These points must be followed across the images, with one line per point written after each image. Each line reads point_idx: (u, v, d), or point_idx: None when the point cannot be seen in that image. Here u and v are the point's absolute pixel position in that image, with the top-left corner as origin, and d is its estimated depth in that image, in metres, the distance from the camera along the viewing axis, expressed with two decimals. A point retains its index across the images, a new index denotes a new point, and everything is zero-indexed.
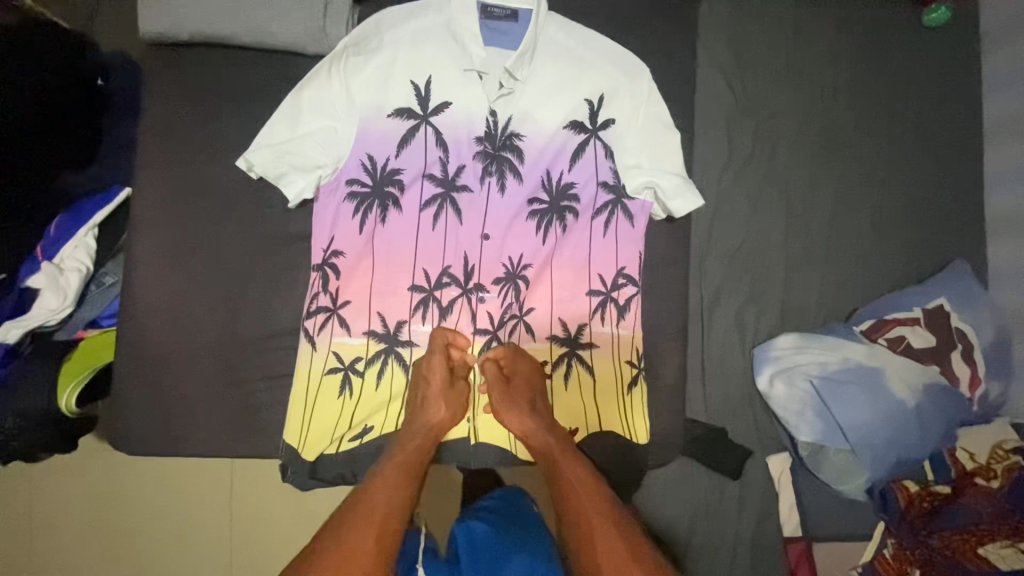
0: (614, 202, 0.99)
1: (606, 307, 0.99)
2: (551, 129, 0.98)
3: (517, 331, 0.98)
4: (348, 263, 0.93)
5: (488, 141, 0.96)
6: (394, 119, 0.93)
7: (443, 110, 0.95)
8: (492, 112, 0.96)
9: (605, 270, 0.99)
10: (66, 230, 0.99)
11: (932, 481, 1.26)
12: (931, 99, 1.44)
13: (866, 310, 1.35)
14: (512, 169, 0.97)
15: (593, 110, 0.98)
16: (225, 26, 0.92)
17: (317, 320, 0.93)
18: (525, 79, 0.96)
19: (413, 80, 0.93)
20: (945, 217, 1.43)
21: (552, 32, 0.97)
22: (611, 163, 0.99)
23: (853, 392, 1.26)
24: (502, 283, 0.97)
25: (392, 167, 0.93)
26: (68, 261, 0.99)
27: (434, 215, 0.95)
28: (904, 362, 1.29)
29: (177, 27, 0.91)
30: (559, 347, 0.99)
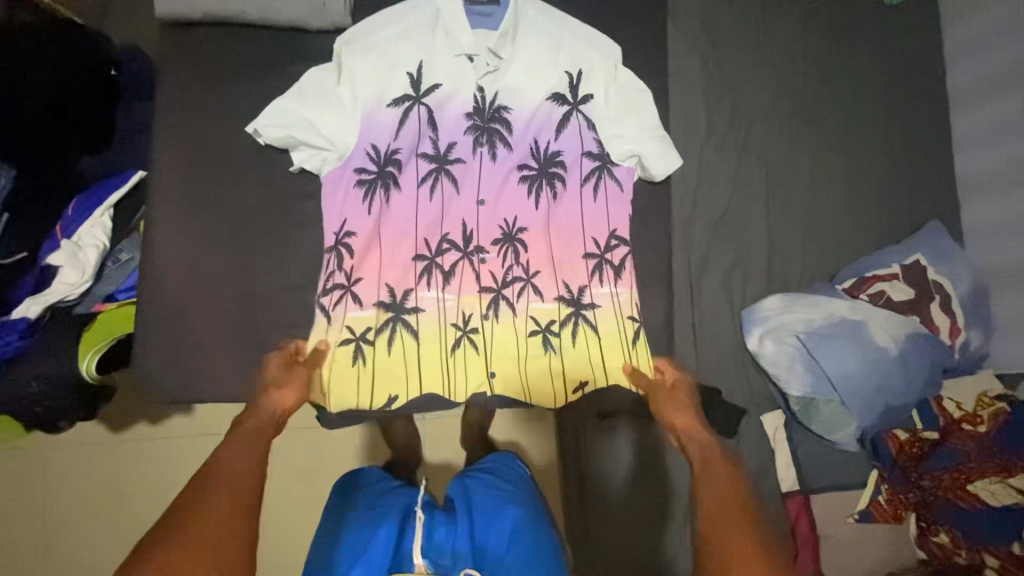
0: (600, 168, 1.05)
1: (603, 268, 1.04)
2: (535, 102, 1.05)
3: (525, 293, 1.03)
4: (361, 243, 0.99)
5: (477, 116, 1.04)
6: (392, 108, 1.00)
7: (435, 91, 1.02)
8: (479, 89, 1.04)
9: (598, 233, 1.04)
10: (84, 210, 1.06)
11: (920, 429, 1.32)
12: (899, 69, 1.52)
13: (847, 270, 1.42)
14: (502, 139, 1.04)
15: (573, 84, 1.05)
16: (234, 5, 0.99)
17: (333, 296, 0.99)
18: (508, 57, 1.04)
19: (407, 71, 1.01)
20: (919, 181, 1.51)
21: (531, 16, 1.04)
22: (593, 134, 1.06)
23: (838, 343, 1.32)
24: (500, 244, 1.03)
25: (391, 149, 1.00)
26: (86, 239, 1.06)
27: (432, 188, 1.02)
28: (882, 312, 1.34)
29: (190, 7, 0.99)
30: (565, 307, 1.03)
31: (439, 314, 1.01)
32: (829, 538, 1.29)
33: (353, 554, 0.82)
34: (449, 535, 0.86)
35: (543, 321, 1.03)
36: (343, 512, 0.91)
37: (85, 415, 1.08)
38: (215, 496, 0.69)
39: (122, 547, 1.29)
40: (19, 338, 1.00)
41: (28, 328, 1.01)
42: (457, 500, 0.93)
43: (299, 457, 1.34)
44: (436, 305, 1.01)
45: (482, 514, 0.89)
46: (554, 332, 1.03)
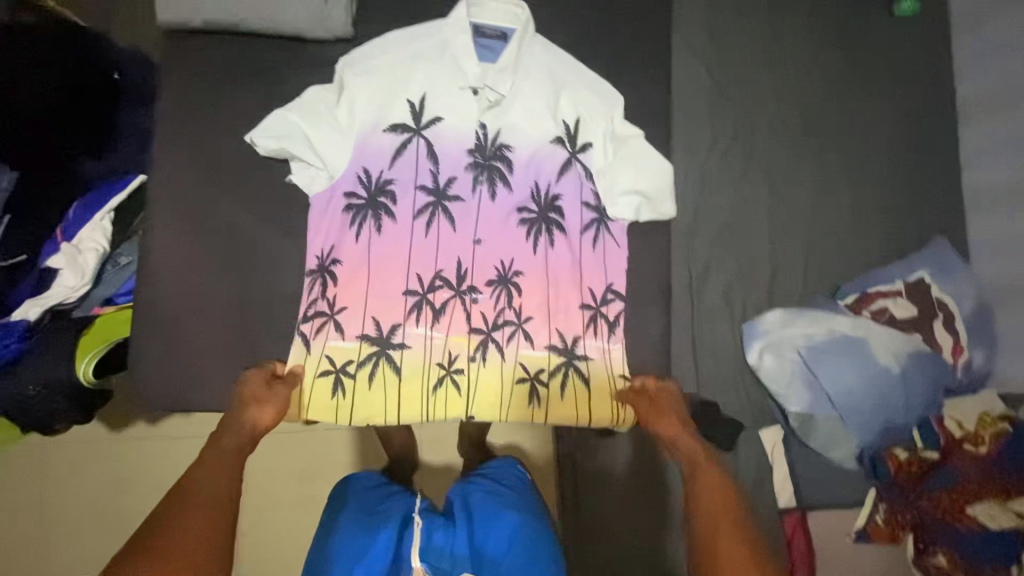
0: (599, 221, 0.94)
1: (597, 323, 0.92)
2: (540, 142, 0.95)
3: (516, 338, 0.90)
4: (348, 274, 0.89)
5: (478, 153, 0.94)
6: (389, 134, 0.92)
7: (436, 124, 0.93)
8: (481, 125, 0.94)
9: (595, 284, 0.93)
10: (84, 213, 1.07)
11: (921, 448, 1.29)
12: (907, 82, 1.51)
13: (850, 285, 1.40)
14: (502, 178, 0.93)
15: (570, 134, 0.95)
16: (235, 14, 0.98)
17: (314, 324, 0.89)
18: (512, 92, 0.94)
19: (408, 98, 0.93)
20: (925, 195, 1.49)
21: (538, 53, 0.95)
22: (592, 185, 0.95)
23: (839, 361, 1.31)
24: (494, 285, 0.91)
25: (385, 178, 0.91)
26: (85, 242, 1.06)
27: (427, 223, 0.92)
28: (887, 331, 1.34)
29: (190, 14, 0.98)
30: (556, 356, 0.91)
31: (426, 351, 0.89)
32: (825, 556, 1.28)
33: (353, 556, 0.84)
34: (447, 539, 0.87)
35: (532, 370, 0.90)
36: (338, 512, 0.92)
37: (83, 419, 1.08)
38: (190, 517, 0.66)
39: (120, 537, 1.30)
40: (17, 341, 0.99)
41: (26, 332, 1.01)
42: (456, 503, 0.93)
43: (295, 460, 1.33)
44: (424, 342, 0.89)
45: (480, 519, 0.89)
46: (542, 382, 0.90)
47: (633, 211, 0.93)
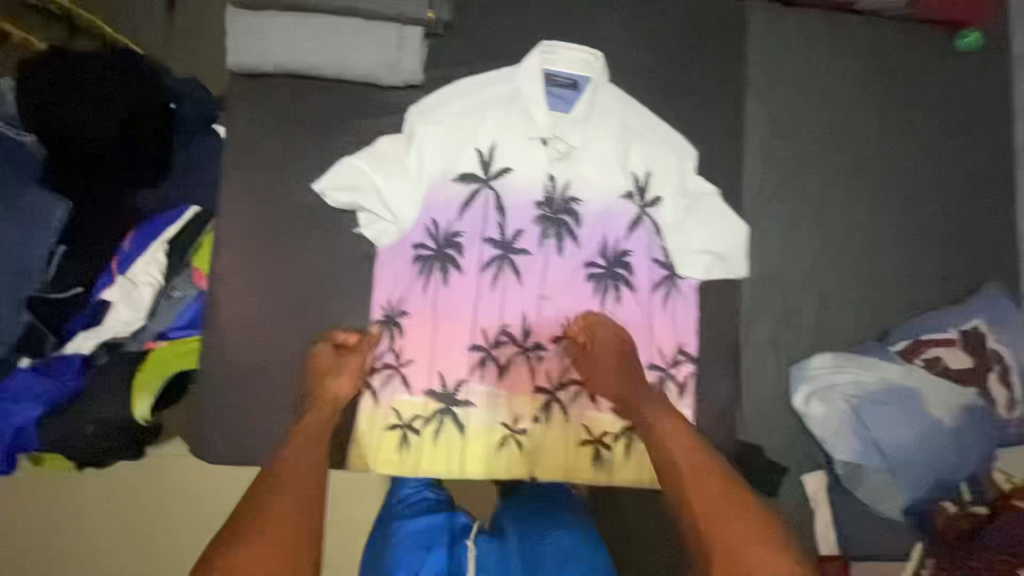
0: (669, 279, 0.91)
1: (665, 385, 0.89)
2: (610, 195, 0.92)
3: (581, 398, 0.89)
4: (414, 327, 0.87)
5: (546, 206, 0.91)
6: (457, 184, 0.90)
7: (504, 176, 0.91)
8: (549, 177, 0.92)
9: (665, 346, 0.90)
10: (138, 246, 1.06)
11: (969, 502, 1.26)
12: (966, 120, 1.46)
13: (900, 330, 1.38)
14: (570, 232, 0.91)
15: (641, 186, 0.93)
16: (308, 59, 0.90)
17: (379, 377, 0.86)
18: (581, 144, 0.92)
19: (476, 148, 0.91)
20: (979, 237, 1.45)
21: (610, 103, 0.93)
22: (662, 241, 0.92)
23: (893, 412, 1.27)
24: (560, 343, 0.89)
25: (453, 230, 0.89)
26: (140, 276, 1.05)
27: (493, 277, 0.89)
28: (938, 382, 1.30)
29: (264, 59, 0.90)
30: (621, 419, 0.89)
31: (491, 410, 0.87)
32: None
33: None
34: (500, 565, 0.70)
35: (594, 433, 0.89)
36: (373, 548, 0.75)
37: (136, 454, 1.07)
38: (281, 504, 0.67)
39: None
40: (73, 378, 1.00)
41: (83, 365, 1.02)
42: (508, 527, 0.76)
43: None
44: (488, 400, 0.87)
45: (534, 536, 0.74)
46: (606, 445, 0.89)
47: (705, 270, 0.91)
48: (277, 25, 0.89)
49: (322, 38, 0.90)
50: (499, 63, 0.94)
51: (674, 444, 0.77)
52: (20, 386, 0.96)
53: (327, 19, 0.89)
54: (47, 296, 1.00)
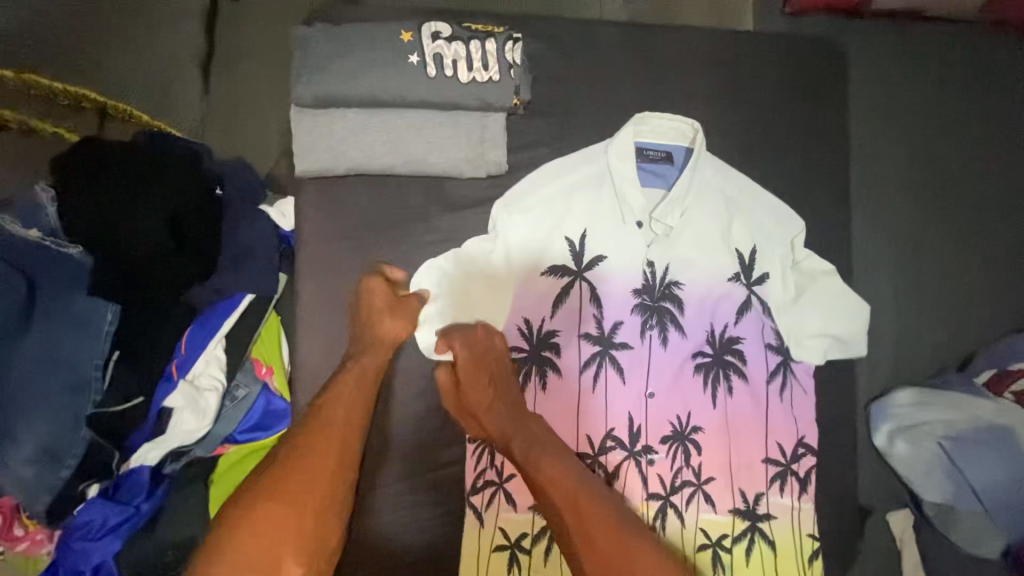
0: (783, 364, 0.85)
1: (784, 479, 0.84)
2: (714, 276, 0.84)
3: (696, 500, 0.82)
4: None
5: (646, 293, 0.83)
6: (549, 277, 0.81)
7: (598, 264, 0.82)
8: (648, 262, 0.83)
9: (783, 438, 0.84)
10: (196, 346, 0.91)
11: None
12: None
13: None
14: (673, 321, 0.83)
15: (747, 264, 0.85)
16: (381, 158, 0.76)
17: (483, 495, 0.80)
18: (681, 222, 0.84)
19: (567, 236, 0.82)
20: None
21: (708, 175, 0.85)
22: (774, 322, 0.85)
23: None
24: (671, 442, 0.83)
25: (547, 329, 0.81)
26: (203, 380, 0.92)
27: (594, 376, 0.82)
28: None
29: (332, 162, 0.76)
30: (740, 520, 0.83)
31: None
32: None
33: None
34: None
35: (713, 535, 0.82)
36: None
37: None
38: (313, 470, 0.64)
39: None
40: (146, 498, 0.89)
41: (152, 482, 0.90)
42: None
43: None
44: None
45: None
46: (725, 547, 0.83)
47: (824, 354, 0.85)
48: (347, 126, 0.75)
49: (395, 134, 0.76)
50: (584, 137, 0.85)
51: (555, 477, 0.66)
52: (90, 520, 0.85)
53: (404, 114, 0.76)
54: (102, 411, 0.83)
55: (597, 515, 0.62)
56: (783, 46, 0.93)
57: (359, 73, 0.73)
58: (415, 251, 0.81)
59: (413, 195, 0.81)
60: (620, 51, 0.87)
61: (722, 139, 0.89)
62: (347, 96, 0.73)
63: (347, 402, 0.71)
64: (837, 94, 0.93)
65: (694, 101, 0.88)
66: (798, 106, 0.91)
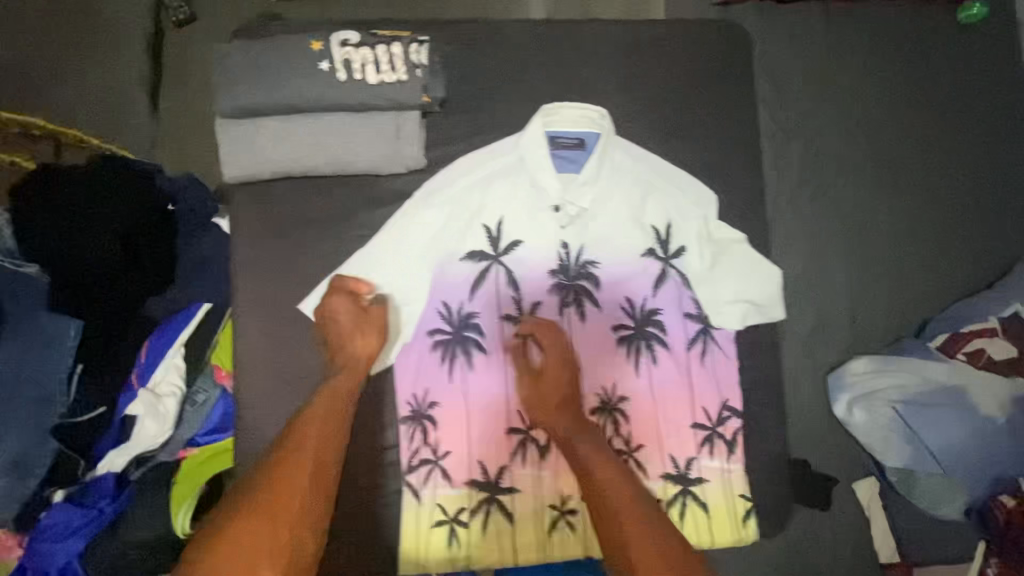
0: (704, 331, 0.88)
1: (712, 443, 0.87)
2: (629, 252, 0.89)
3: (627, 468, 0.86)
4: (447, 417, 0.84)
5: (562, 273, 0.88)
6: (466, 262, 0.86)
7: (514, 249, 0.87)
8: (563, 244, 0.88)
9: (708, 403, 0.87)
10: (156, 352, 0.93)
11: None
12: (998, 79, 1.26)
13: (940, 322, 1.13)
14: (589, 297, 0.88)
15: (663, 239, 0.89)
16: (301, 161, 0.81)
17: (419, 474, 0.83)
18: (593, 203, 0.89)
19: (484, 224, 0.87)
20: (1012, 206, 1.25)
21: (619, 158, 0.89)
22: (692, 292, 0.89)
23: (945, 414, 1.04)
24: (599, 413, 0.86)
25: (467, 311, 0.86)
26: (163, 386, 0.94)
27: (519, 355, 0.86)
28: (989, 379, 1.06)
29: (255, 167, 0.81)
30: (672, 485, 0.86)
31: (537, 493, 0.84)
32: None
33: None
34: None
35: None
36: None
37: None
38: (288, 493, 0.65)
39: None
40: (111, 501, 0.90)
41: (117, 486, 0.91)
42: None
43: None
44: (533, 483, 0.85)
45: None
46: (659, 512, 0.86)
47: (743, 319, 0.88)
48: (266, 130, 0.80)
49: (313, 136, 0.80)
50: (499, 129, 0.89)
51: (603, 467, 0.73)
52: (57, 521, 0.88)
53: (321, 118, 0.80)
54: (65, 419, 0.86)
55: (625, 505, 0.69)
56: (690, 31, 0.96)
57: (275, 80, 0.78)
58: (342, 245, 0.85)
59: (337, 193, 0.86)
60: (533, 47, 0.92)
61: (634, 121, 0.93)
62: (264, 104, 0.78)
63: (320, 420, 0.72)
64: (746, 73, 0.97)
65: (605, 87, 0.92)
66: (709, 86, 0.95)
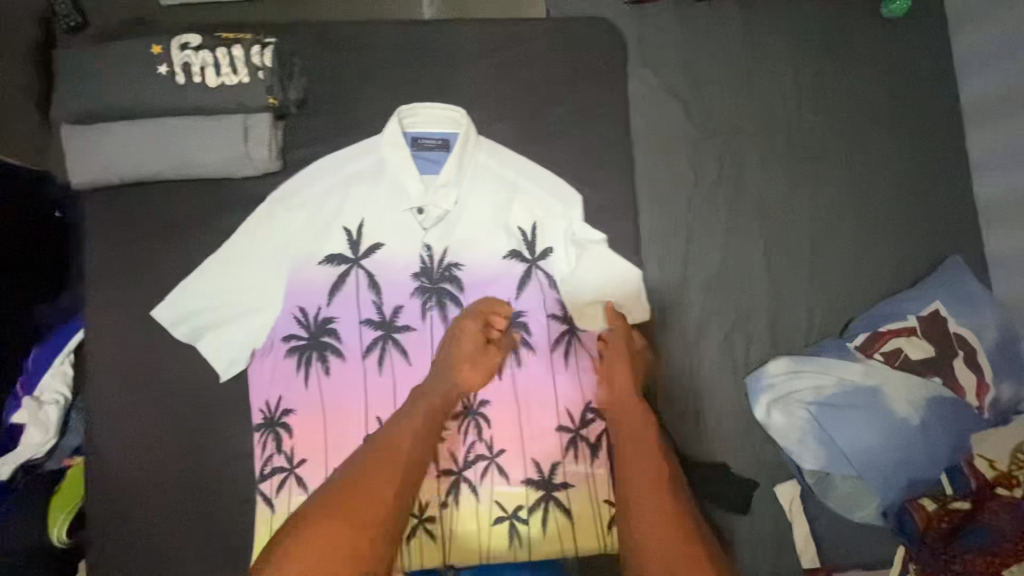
0: (568, 332, 0.87)
1: (577, 447, 0.86)
2: (494, 254, 0.88)
3: (490, 474, 0.85)
4: (302, 425, 0.83)
5: (425, 276, 0.87)
6: (324, 266, 0.84)
7: (375, 252, 0.86)
8: (425, 246, 0.87)
9: (573, 406, 0.86)
10: (44, 357, 0.89)
11: (949, 496, 0.92)
12: (938, 65, 1.14)
13: (860, 321, 1.02)
14: (453, 301, 0.87)
15: (528, 240, 0.88)
16: (148, 166, 0.81)
17: (273, 482, 0.82)
18: (457, 204, 0.87)
19: (344, 226, 0.85)
20: (955, 201, 1.10)
21: (482, 158, 0.88)
22: (558, 293, 0.88)
23: (859, 416, 0.95)
24: (461, 417, 0.85)
25: (325, 316, 0.84)
26: (47, 394, 0.89)
27: (379, 359, 0.85)
28: (906, 377, 0.96)
29: (102, 173, 0.81)
30: (534, 491, 0.85)
31: None
32: None
33: None
34: None
35: (510, 507, 0.84)
36: None
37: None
38: (390, 494, 0.64)
39: None
40: None
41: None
42: None
43: None
44: None
45: None
46: (522, 518, 0.85)
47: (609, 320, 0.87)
48: (111, 136, 0.80)
49: (158, 141, 0.80)
50: (361, 132, 0.88)
51: (635, 476, 0.71)
52: None
53: (166, 123, 0.80)
54: None
55: (653, 513, 0.66)
56: (562, 32, 0.95)
57: (118, 87, 0.78)
58: (196, 250, 0.84)
59: (192, 199, 0.85)
60: (398, 51, 0.91)
61: (501, 123, 0.92)
62: (108, 110, 0.79)
63: (408, 427, 0.72)
64: (620, 73, 0.96)
65: (470, 89, 0.92)
66: (579, 86, 0.94)
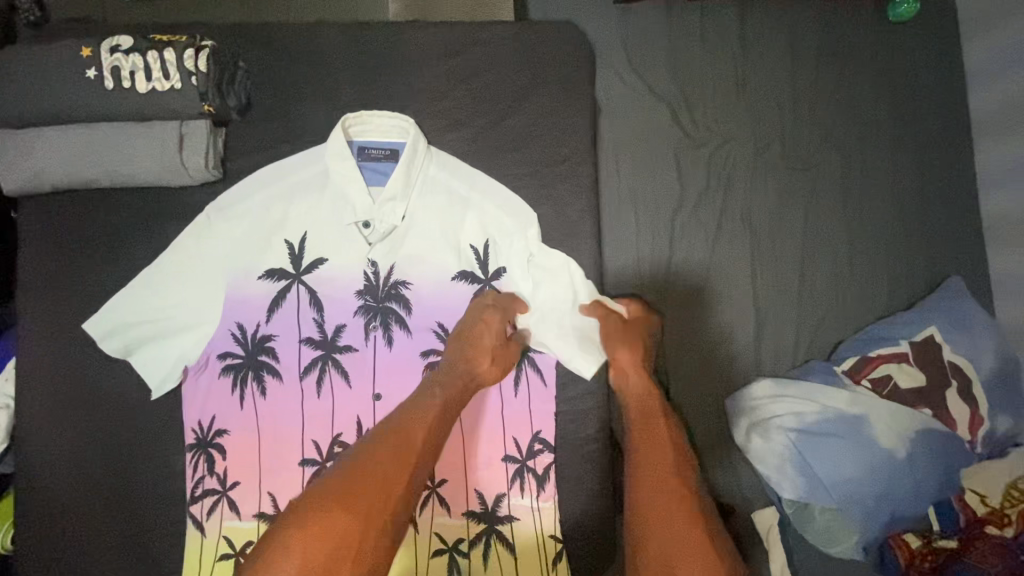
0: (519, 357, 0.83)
1: (523, 477, 0.82)
2: (443, 272, 0.83)
3: (430, 503, 0.81)
4: (235, 446, 0.79)
5: (369, 294, 0.82)
6: (263, 281, 0.80)
7: (317, 267, 0.82)
8: (370, 262, 0.82)
9: (520, 434, 0.82)
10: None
11: (934, 533, 0.84)
12: (948, 71, 1.05)
13: (848, 344, 0.95)
14: (398, 320, 0.82)
15: (480, 259, 0.83)
16: (81, 173, 0.77)
17: (204, 504, 0.79)
18: (405, 219, 0.83)
19: (286, 239, 0.81)
20: (960, 220, 1.02)
21: (433, 172, 0.83)
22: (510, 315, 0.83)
23: (842, 449, 0.85)
24: None
25: (263, 334, 0.80)
26: None
27: (318, 379, 0.81)
28: (890, 407, 0.88)
29: (33, 181, 0.78)
30: (476, 523, 0.81)
31: None
32: None
33: None
34: None
35: (450, 539, 0.80)
36: None
37: None
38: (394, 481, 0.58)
39: None
40: None
41: None
42: None
43: None
44: None
45: None
46: (462, 551, 0.80)
47: (565, 345, 0.82)
48: (42, 142, 0.76)
49: (91, 147, 0.77)
50: (306, 142, 0.84)
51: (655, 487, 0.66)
52: None
53: (99, 129, 0.77)
54: None
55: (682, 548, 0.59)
56: (527, 37, 0.89)
57: (48, 92, 0.75)
58: (132, 262, 0.81)
59: (129, 208, 0.82)
60: (348, 54, 0.86)
61: (455, 134, 0.87)
62: (37, 115, 0.76)
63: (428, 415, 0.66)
64: (587, 81, 0.90)
65: (424, 97, 0.87)
66: (541, 96, 0.89)
